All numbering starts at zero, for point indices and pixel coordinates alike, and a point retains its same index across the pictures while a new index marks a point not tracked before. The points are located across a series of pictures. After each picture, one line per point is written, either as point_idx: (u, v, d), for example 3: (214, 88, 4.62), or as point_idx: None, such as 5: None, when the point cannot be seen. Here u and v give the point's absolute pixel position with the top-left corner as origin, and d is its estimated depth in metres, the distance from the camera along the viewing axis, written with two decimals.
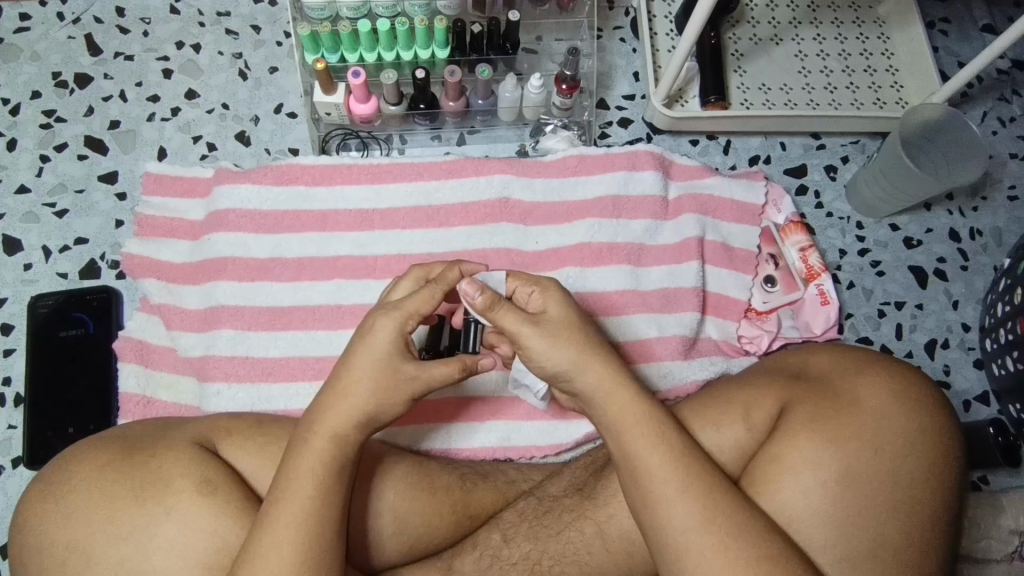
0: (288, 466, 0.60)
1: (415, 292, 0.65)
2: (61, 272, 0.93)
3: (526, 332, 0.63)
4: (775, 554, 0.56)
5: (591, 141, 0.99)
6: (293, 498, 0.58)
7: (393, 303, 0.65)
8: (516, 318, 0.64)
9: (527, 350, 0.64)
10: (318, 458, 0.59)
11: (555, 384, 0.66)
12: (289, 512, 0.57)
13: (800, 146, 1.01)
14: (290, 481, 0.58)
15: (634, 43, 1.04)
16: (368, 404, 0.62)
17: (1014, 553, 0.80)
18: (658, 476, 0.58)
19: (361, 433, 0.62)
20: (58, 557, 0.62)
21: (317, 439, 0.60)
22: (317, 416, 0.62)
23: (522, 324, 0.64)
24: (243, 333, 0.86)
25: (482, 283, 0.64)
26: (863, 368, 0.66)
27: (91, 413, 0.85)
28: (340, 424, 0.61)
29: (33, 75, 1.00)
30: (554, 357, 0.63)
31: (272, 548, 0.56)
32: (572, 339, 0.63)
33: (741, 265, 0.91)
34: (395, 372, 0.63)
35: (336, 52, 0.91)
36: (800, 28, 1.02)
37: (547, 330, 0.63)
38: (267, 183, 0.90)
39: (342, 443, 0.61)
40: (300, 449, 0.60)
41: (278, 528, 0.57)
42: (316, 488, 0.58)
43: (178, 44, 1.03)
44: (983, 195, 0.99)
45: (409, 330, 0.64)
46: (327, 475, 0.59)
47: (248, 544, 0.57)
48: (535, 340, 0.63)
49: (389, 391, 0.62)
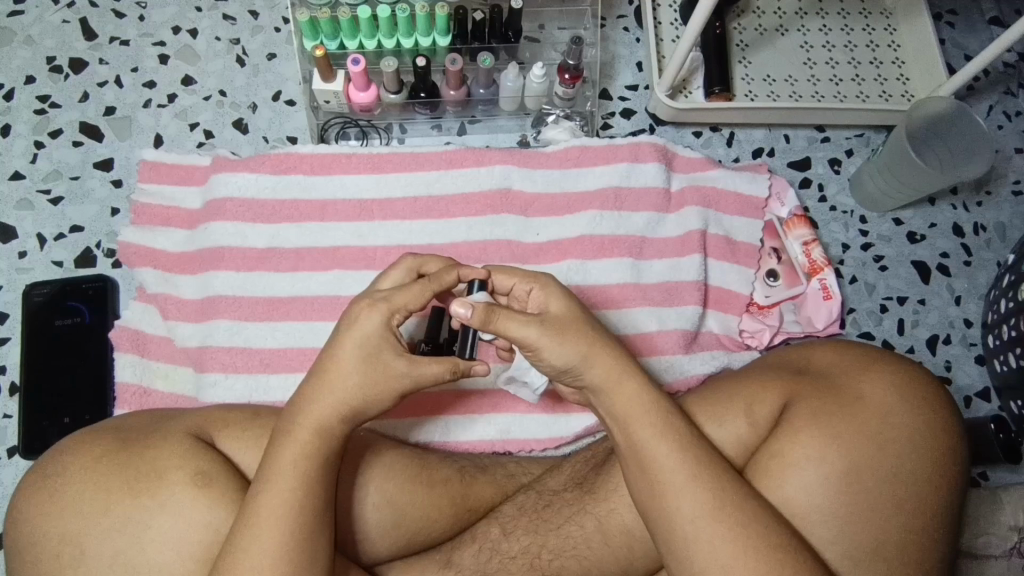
0: (271, 458, 0.59)
1: (404, 287, 0.64)
2: (56, 261, 0.92)
3: (534, 333, 0.61)
4: (782, 543, 0.56)
5: (593, 132, 0.98)
6: (274, 490, 0.57)
7: (381, 294, 0.63)
8: (519, 322, 0.61)
9: (536, 348, 0.61)
10: (301, 450, 0.59)
11: (558, 377, 0.65)
12: (269, 505, 0.57)
13: (804, 138, 1.00)
14: (276, 473, 0.58)
15: (638, 32, 1.03)
16: (353, 397, 0.61)
17: (1012, 549, 0.80)
18: (665, 467, 0.58)
19: (346, 426, 0.61)
20: (53, 550, 0.61)
21: (300, 432, 0.59)
22: (300, 407, 0.61)
23: (523, 322, 0.61)
24: (240, 323, 0.85)
25: (470, 302, 0.61)
26: (867, 364, 0.66)
27: (86, 403, 0.84)
28: (323, 417, 0.60)
29: (28, 59, 0.99)
30: (564, 353, 0.61)
31: (254, 540, 0.56)
32: (581, 334, 0.62)
33: (743, 259, 0.90)
34: (382, 365, 0.62)
35: (335, 39, 0.90)
36: (806, 18, 1.00)
37: (555, 328, 0.61)
38: (265, 171, 0.89)
39: (326, 435, 0.60)
40: (283, 442, 0.59)
41: (259, 521, 0.56)
42: (298, 481, 0.58)
43: (174, 29, 1.01)
44: (987, 189, 0.98)
45: (395, 323, 0.63)
46: (310, 467, 0.58)
47: (234, 535, 0.57)
48: (545, 339, 0.61)
49: (377, 385, 0.61)
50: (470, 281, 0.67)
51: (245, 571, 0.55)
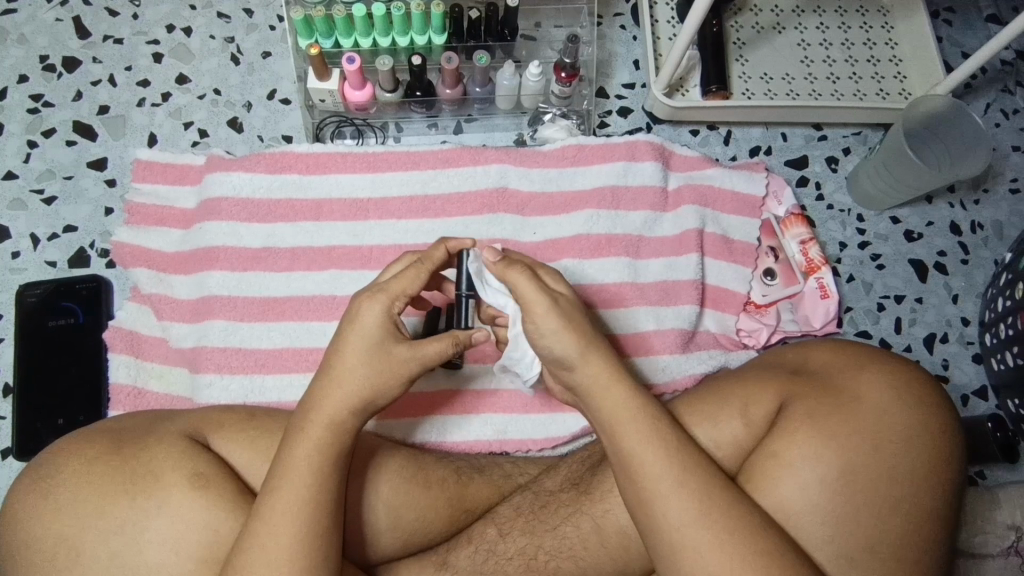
0: (285, 454, 0.58)
1: (399, 273, 0.65)
2: (50, 261, 0.91)
3: (539, 306, 0.62)
4: (771, 547, 0.55)
5: (589, 131, 0.98)
6: (289, 487, 0.57)
7: (380, 285, 0.64)
8: (530, 283, 0.64)
9: (536, 315, 0.63)
10: (315, 445, 0.58)
11: (552, 369, 0.65)
12: (285, 501, 0.56)
13: (801, 137, 0.99)
14: (292, 469, 0.57)
15: (634, 30, 1.03)
16: (365, 389, 0.61)
17: (1010, 548, 0.80)
18: (652, 473, 0.57)
19: (357, 420, 0.61)
20: (47, 552, 0.61)
21: (313, 428, 0.59)
22: (311, 405, 0.60)
23: (533, 287, 0.63)
24: (235, 323, 0.85)
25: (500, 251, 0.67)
26: (863, 365, 0.66)
27: (81, 404, 0.84)
28: (337, 411, 0.60)
29: (20, 58, 0.98)
30: (562, 342, 0.62)
31: (269, 537, 0.55)
32: (580, 330, 0.63)
33: (741, 257, 0.90)
34: (386, 355, 0.62)
35: (330, 37, 0.89)
36: (804, 16, 1.00)
37: (561, 311, 0.63)
38: (260, 171, 0.89)
39: (339, 429, 0.60)
40: (296, 438, 0.59)
41: (275, 517, 0.56)
42: (312, 477, 0.57)
43: (169, 27, 1.01)
44: (984, 187, 0.98)
45: (396, 311, 0.63)
46: (324, 463, 0.58)
47: (245, 533, 0.56)
48: (549, 312, 0.62)
49: (385, 375, 0.62)
50: (457, 252, 0.69)
51: (258, 567, 0.54)
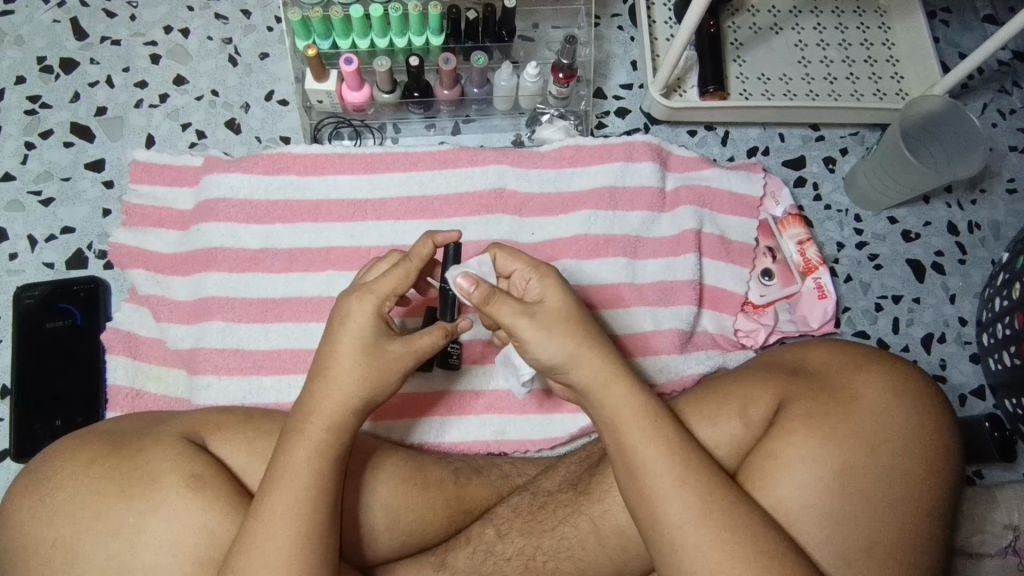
0: (281, 455, 0.58)
1: (387, 272, 0.64)
2: (47, 263, 0.91)
3: (523, 325, 0.62)
4: (770, 548, 0.55)
5: (587, 131, 0.98)
6: (287, 488, 0.57)
7: (366, 285, 0.64)
8: (512, 309, 0.62)
9: (525, 343, 0.62)
10: (314, 447, 0.58)
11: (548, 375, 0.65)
12: (281, 503, 0.56)
13: (799, 137, 0.99)
14: (290, 471, 0.57)
15: (632, 31, 1.03)
16: (359, 389, 0.61)
17: (1007, 548, 0.80)
18: (654, 471, 0.57)
19: (355, 419, 0.61)
20: (44, 554, 0.61)
21: (312, 429, 0.59)
22: (308, 407, 0.60)
23: (517, 315, 0.62)
24: (233, 325, 0.85)
25: (477, 277, 0.63)
26: (861, 364, 0.66)
27: (80, 405, 0.83)
28: (334, 412, 0.60)
29: (17, 59, 0.98)
30: (550, 349, 0.62)
31: (268, 539, 0.55)
32: (568, 333, 0.62)
33: (738, 258, 0.90)
34: (382, 353, 0.62)
35: (327, 38, 0.89)
36: (801, 16, 1.00)
37: (543, 324, 0.62)
38: (258, 172, 0.89)
39: (339, 429, 0.60)
40: (295, 438, 0.59)
41: (273, 518, 0.56)
42: (309, 478, 0.57)
43: (166, 28, 1.01)
44: (982, 187, 0.98)
45: (386, 310, 0.64)
46: (322, 465, 0.58)
47: (243, 535, 0.56)
48: (534, 334, 0.62)
49: (379, 373, 0.62)
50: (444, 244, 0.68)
51: (256, 569, 0.54)
